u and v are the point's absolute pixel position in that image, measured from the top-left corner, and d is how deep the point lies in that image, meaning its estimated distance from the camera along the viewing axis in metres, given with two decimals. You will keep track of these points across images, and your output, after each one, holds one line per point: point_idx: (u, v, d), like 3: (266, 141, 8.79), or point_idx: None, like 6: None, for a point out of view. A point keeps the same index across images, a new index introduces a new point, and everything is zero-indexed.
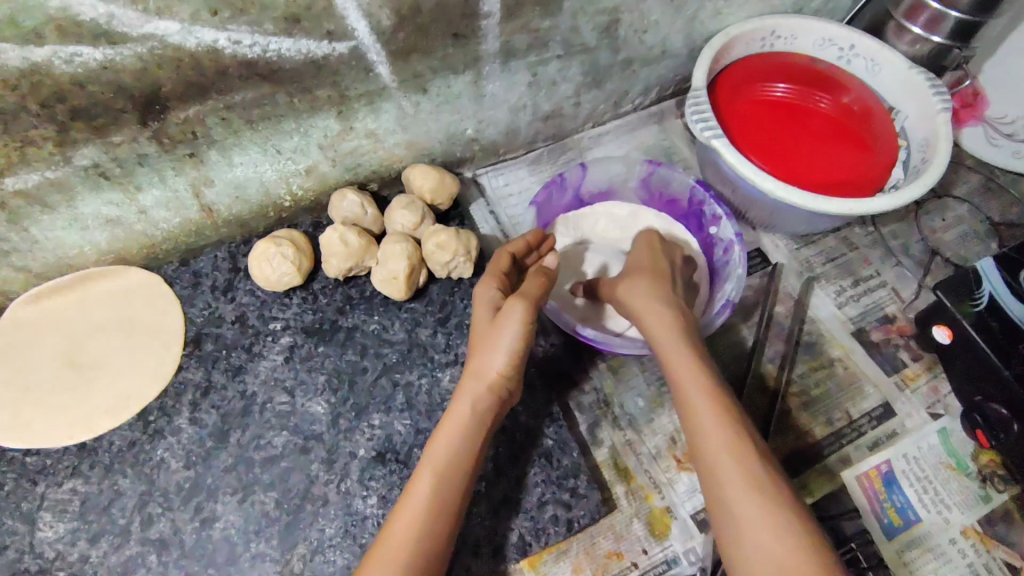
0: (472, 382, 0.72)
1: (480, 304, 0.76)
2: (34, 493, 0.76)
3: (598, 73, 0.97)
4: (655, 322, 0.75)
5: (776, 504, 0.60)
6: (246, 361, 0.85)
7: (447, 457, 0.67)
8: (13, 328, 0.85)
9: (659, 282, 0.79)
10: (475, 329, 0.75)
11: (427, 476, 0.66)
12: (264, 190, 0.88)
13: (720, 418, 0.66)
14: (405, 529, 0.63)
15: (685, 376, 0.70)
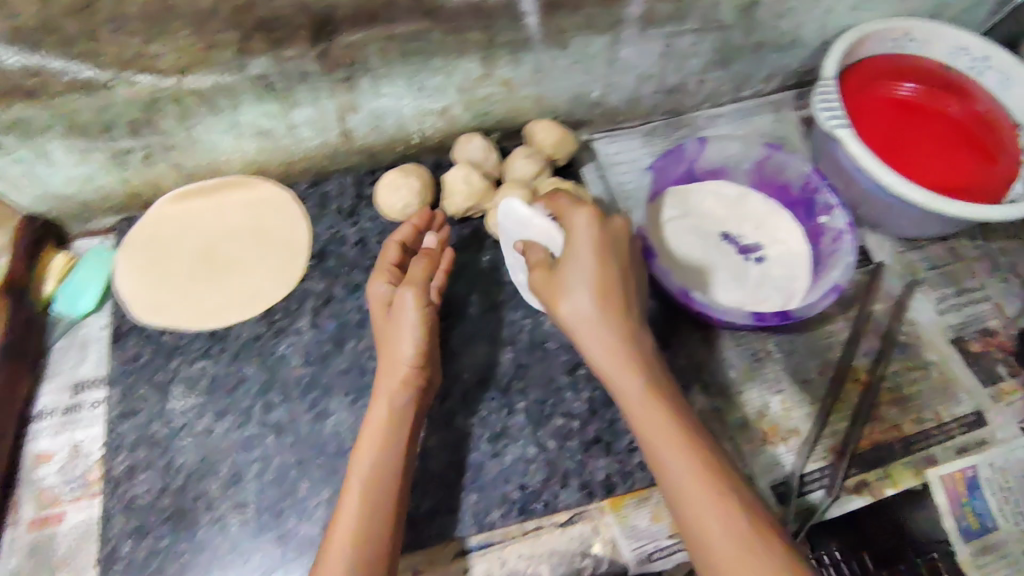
0: (385, 386, 0.72)
1: (374, 310, 0.80)
2: (169, 367, 0.83)
3: (728, 53, 0.99)
4: (609, 335, 0.65)
5: (732, 526, 0.58)
6: (364, 280, 0.91)
7: (370, 467, 0.67)
8: (160, 220, 0.92)
9: (595, 277, 0.66)
10: (378, 329, 0.77)
11: (353, 500, 0.65)
12: (399, 123, 0.93)
13: (664, 439, 0.62)
14: (337, 553, 0.62)
15: (632, 399, 0.65)
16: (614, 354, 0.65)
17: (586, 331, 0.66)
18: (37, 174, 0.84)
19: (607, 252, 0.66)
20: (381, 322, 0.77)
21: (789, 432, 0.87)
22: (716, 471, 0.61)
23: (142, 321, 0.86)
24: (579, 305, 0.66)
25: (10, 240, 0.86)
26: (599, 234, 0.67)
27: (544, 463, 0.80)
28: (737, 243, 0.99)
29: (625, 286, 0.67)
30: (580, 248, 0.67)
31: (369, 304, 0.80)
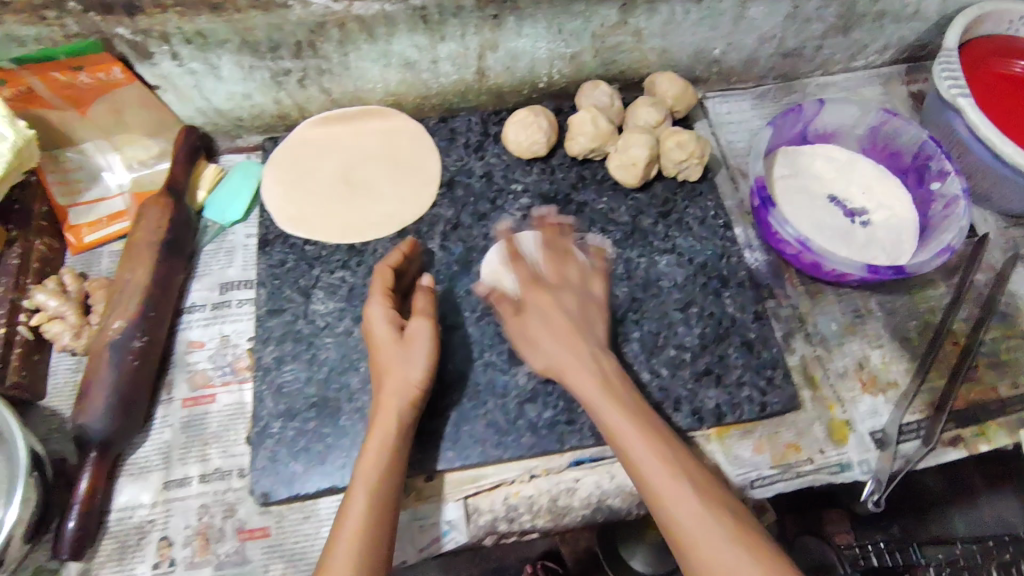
0: (389, 396, 0.74)
1: (370, 322, 0.79)
2: (311, 275, 0.90)
3: (851, 19, 1.02)
4: (552, 339, 0.78)
5: (712, 515, 0.65)
6: (489, 211, 0.96)
7: (366, 471, 0.70)
8: (303, 142, 0.99)
9: (573, 322, 0.80)
10: (377, 351, 0.78)
11: (362, 488, 0.69)
12: (531, 66, 0.99)
13: (641, 440, 0.70)
14: (349, 534, 0.65)
15: (598, 405, 0.74)
16: (576, 346, 0.78)
17: (569, 343, 0.78)
18: (204, 87, 0.91)
19: (582, 293, 0.83)
20: (381, 330, 0.78)
21: (888, 383, 0.91)
22: (691, 473, 0.68)
23: (286, 230, 0.93)
24: (549, 345, 0.78)
25: (173, 147, 0.94)
26: (551, 272, 0.84)
27: (657, 388, 0.85)
28: (845, 206, 1.01)
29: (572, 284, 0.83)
30: (561, 295, 0.82)
31: (369, 323, 0.79)
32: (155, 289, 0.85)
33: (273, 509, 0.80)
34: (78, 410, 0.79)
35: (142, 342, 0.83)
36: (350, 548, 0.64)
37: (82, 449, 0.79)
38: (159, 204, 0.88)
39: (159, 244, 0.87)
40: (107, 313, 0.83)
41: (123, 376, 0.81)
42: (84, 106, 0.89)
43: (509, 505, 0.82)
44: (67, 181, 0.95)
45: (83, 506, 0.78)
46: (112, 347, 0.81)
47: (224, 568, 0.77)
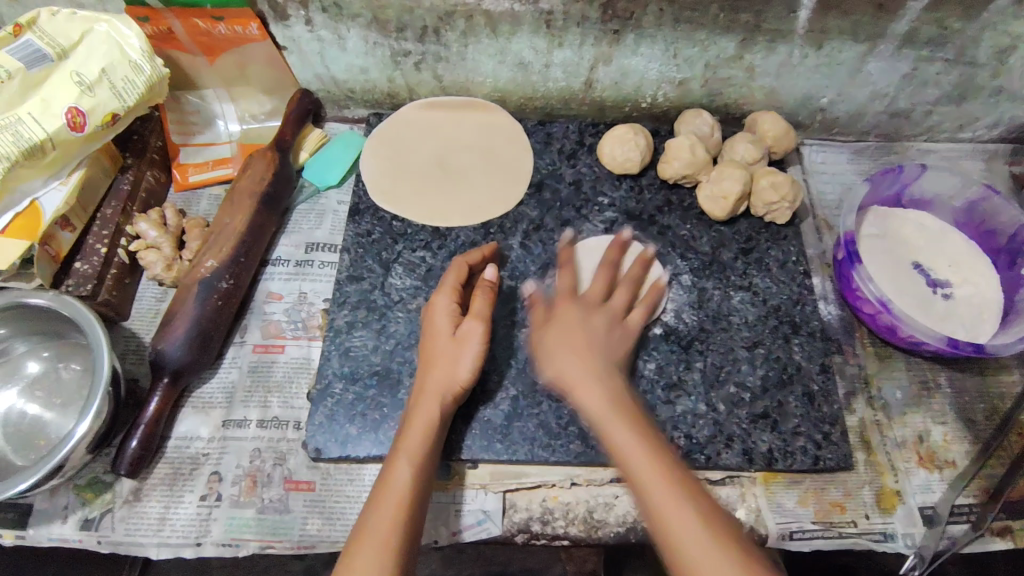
0: (434, 382, 0.75)
1: (433, 311, 0.80)
2: (394, 250, 0.94)
3: (968, 90, 1.01)
4: (572, 357, 0.75)
5: (707, 529, 0.60)
6: (574, 218, 0.98)
7: (407, 447, 0.70)
8: (406, 123, 1.03)
9: (580, 343, 0.76)
10: (432, 340, 0.78)
11: (404, 462, 0.69)
12: (638, 85, 1.01)
13: (638, 457, 0.65)
14: (390, 505, 0.65)
15: (620, 443, 0.67)
16: (590, 371, 0.73)
17: (580, 358, 0.75)
18: (327, 54, 0.96)
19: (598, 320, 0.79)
20: (442, 320, 0.78)
21: (945, 462, 0.89)
22: (689, 489, 0.63)
23: (379, 204, 0.97)
24: (567, 357, 0.75)
25: (284, 107, 0.98)
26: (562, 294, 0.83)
27: (711, 421, 0.85)
28: (929, 275, 0.99)
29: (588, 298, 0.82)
30: (579, 313, 0.79)
31: (431, 315, 0.79)
32: (249, 236, 0.89)
33: (321, 465, 0.83)
34: (160, 336, 0.83)
35: (231, 284, 0.87)
36: (390, 519, 0.64)
37: (156, 373, 0.82)
38: (265, 157, 0.93)
39: (259, 194, 0.91)
40: (203, 254, 0.87)
41: (206, 311, 0.84)
42: (214, 55, 0.95)
43: (545, 508, 0.83)
44: (183, 123, 1.01)
45: (149, 428, 0.81)
46: (202, 285, 0.85)
47: (265, 512, 0.80)
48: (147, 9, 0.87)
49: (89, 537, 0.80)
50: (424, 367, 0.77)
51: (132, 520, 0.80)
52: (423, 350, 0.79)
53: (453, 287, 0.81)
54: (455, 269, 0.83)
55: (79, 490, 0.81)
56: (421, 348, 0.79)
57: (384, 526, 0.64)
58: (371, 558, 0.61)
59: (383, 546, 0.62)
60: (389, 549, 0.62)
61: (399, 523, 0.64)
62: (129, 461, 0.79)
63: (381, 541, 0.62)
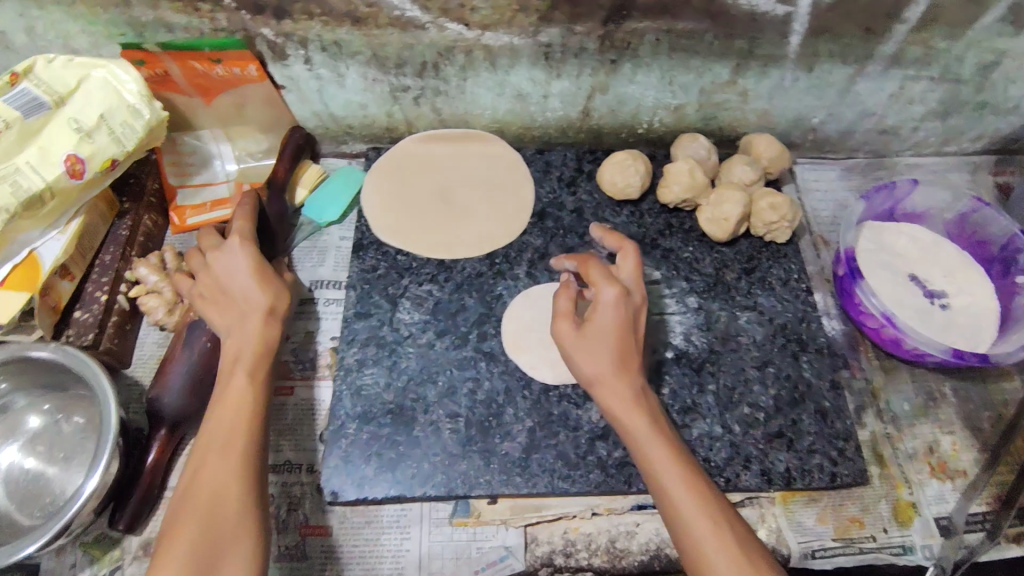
0: (240, 330, 0.72)
1: (215, 259, 0.75)
2: (400, 284, 0.94)
3: (952, 106, 1.04)
4: (613, 358, 0.70)
5: (741, 549, 0.61)
6: (577, 245, 0.99)
7: (224, 408, 0.68)
8: (405, 156, 1.03)
9: (623, 349, 0.70)
10: (240, 276, 0.74)
11: (224, 422, 0.67)
12: (635, 112, 1.02)
13: (673, 475, 0.65)
14: (228, 418, 0.67)
15: (653, 458, 0.66)
16: (626, 378, 0.70)
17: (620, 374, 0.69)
18: (325, 92, 0.96)
19: (632, 325, 0.71)
20: (236, 267, 0.74)
21: (956, 471, 0.90)
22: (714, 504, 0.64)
23: (383, 238, 0.97)
24: (606, 363, 0.69)
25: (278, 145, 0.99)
26: (626, 314, 0.71)
27: (728, 443, 0.85)
28: (925, 287, 1.01)
29: (637, 318, 0.72)
30: (625, 318, 0.71)
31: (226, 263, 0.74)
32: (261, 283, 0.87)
33: (336, 509, 0.81)
34: (155, 384, 0.82)
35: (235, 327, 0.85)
36: (226, 431, 0.66)
37: (153, 423, 0.81)
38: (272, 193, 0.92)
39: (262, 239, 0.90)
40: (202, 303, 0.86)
41: (198, 358, 0.82)
42: (210, 95, 0.94)
43: (567, 540, 0.82)
44: (179, 164, 0.99)
45: (146, 481, 0.80)
46: (196, 329, 0.83)
47: (283, 561, 0.78)
48: (143, 53, 0.86)
49: None
50: (223, 319, 0.73)
51: None
52: (212, 303, 0.74)
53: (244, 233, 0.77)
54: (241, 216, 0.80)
55: (86, 547, 0.79)
56: (212, 301, 0.74)
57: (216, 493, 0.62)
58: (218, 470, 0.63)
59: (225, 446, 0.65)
60: (231, 508, 0.62)
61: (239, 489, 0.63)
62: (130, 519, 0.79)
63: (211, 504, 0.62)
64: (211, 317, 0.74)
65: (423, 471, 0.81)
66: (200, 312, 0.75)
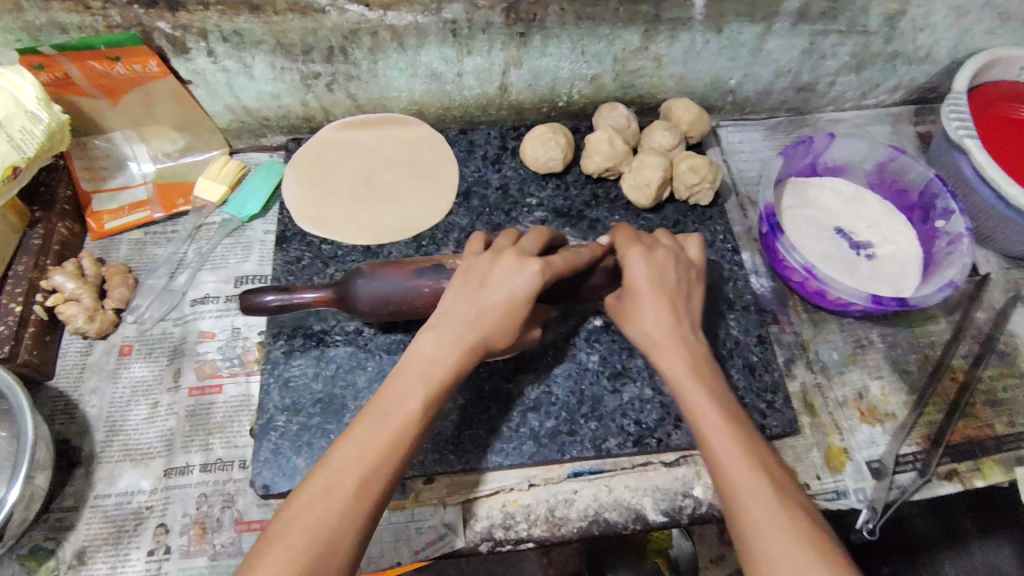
0: (453, 323, 0.65)
1: (507, 269, 0.66)
2: (325, 273, 0.93)
3: (862, 59, 1.06)
4: (654, 311, 0.70)
5: (780, 500, 0.58)
6: (504, 222, 0.99)
7: (389, 405, 0.61)
8: (325, 145, 1.02)
9: (664, 300, 0.71)
10: (490, 299, 0.65)
11: (367, 435, 0.59)
12: (553, 85, 1.02)
13: (717, 428, 0.63)
14: (386, 433, 0.59)
15: (699, 408, 0.65)
16: (670, 327, 0.70)
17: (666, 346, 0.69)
18: (235, 85, 0.95)
19: (671, 267, 0.73)
20: (519, 280, 0.66)
21: (886, 415, 0.92)
22: (794, 505, 0.58)
23: (306, 229, 0.96)
24: (650, 319, 0.70)
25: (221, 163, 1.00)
26: (655, 273, 0.72)
27: (659, 404, 0.86)
28: (850, 238, 1.03)
29: (669, 276, 0.72)
30: (649, 276, 0.72)
31: (499, 291, 0.66)
32: None
33: (271, 502, 0.81)
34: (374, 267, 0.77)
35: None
36: (380, 450, 0.58)
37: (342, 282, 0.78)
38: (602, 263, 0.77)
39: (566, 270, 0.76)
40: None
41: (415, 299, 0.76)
42: (118, 96, 0.92)
43: (506, 513, 0.82)
44: (93, 169, 0.98)
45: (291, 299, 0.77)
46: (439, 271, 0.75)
47: (218, 559, 0.77)
48: (41, 57, 0.83)
49: None
50: (457, 306, 0.66)
51: None
52: (475, 287, 0.67)
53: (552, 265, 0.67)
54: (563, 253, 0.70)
55: (23, 559, 0.77)
56: (473, 285, 0.67)
57: (324, 520, 0.55)
58: (333, 497, 0.56)
59: (372, 478, 0.57)
60: (342, 538, 0.55)
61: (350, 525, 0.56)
62: (254, 301, 0.76)
63: (324, 528, 0.55)
64: (454, 298, 0.67)
65: None
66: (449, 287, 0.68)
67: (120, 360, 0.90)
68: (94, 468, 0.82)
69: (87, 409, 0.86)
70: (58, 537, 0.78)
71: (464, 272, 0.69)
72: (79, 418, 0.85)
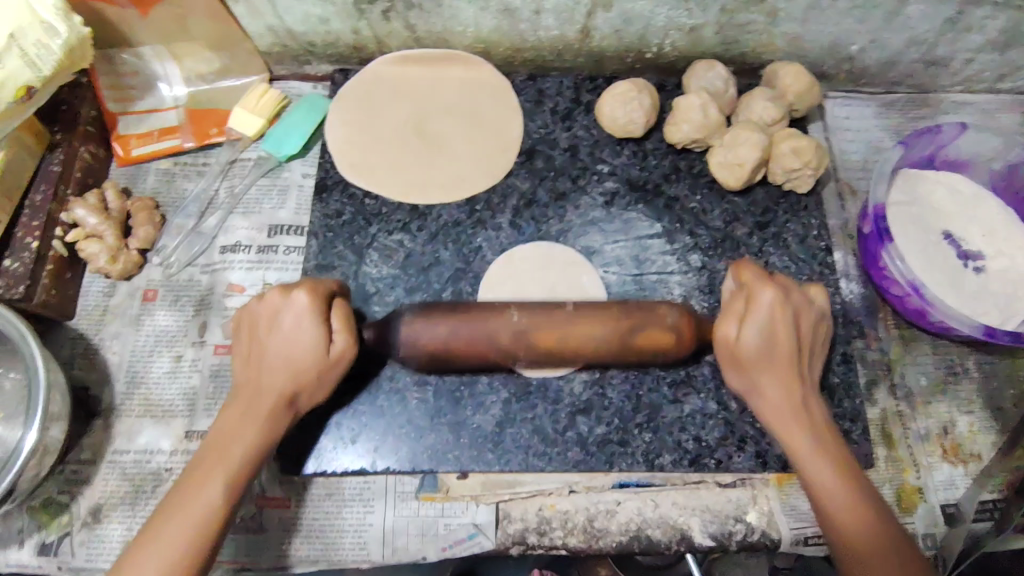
0: (253, 351, 0.67)
1: (275, 308, 0.66)
2: (367, 233, 0.84)
3: (1014, 36, 0.88)
4: (768, 350, 0.66)
5: (854, 497, 0.62)
6: (569, 191, 0.87)
7: (218, 444, 0.64)
8: (376, 81, 0.90)
9: (779, 337, 0.67)
10: (269, 339, 0.66)
11: (201, 476, 0.62)
12: (643, 33, 0.87)
13: (796, 427, 0.66)
14: (218, 468, 0.62)
15: (776, 402, 0.67)
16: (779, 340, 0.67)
17: (782, 423, 0.67)
18: (279, 4, 0.82)
19: (792, 337, 0.67)
20: (287, 319, 0.66)
21: (970, 455, 0.83)
22: (868, 502, 0.62)
23: (348, 177, 0.86)
24: (767, 368, 0.67)
25: (257, 95, 0.89)
26: (779, 318, 0.66)
27: (722, 421, 0.77)
28: (960, 247, 0.88)
29: (792, 341, 0.67)
30: (775, 333, 0.66)
31: (273, 328, 0.66)
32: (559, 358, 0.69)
33: (296, 480, 0.76)
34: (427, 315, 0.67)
35: (552, 344, 0.66)
36: (207, 483, 0.61)
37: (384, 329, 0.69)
38: (673, 332, 0.66)
39: (629, 341, 0.66)
40: (559, 331, 0.66)
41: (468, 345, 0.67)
42: (146, 7, 0.80)
43: (542, 517, 0.76)
44: (119, 88, 0.87)
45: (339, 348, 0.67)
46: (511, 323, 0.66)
47: (238, 533, 0.74)
48: None
49: (49, 563, 0.73)
50: (243, 345, 0.68)
51: (93, 544, 0.74)
52: (247, 340, 0.68)
53: (324, 295, 0.67)
54: (648, 324, 0.66)
55: (34, 512, 0.75)
56: (245, 337, 0.68)
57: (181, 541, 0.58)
58: (167, 531, 0.59)
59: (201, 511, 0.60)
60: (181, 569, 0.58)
61: (189, 558, 0.58)
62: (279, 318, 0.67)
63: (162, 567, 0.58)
64: (241, 339, 0.68)
65: (387, 444, 0.75)
66: (266, 360, 0.66)
67: (144, 305, 0.83)
68: (113, 422, 0.78)
69: (108, 356, 0.81)
70: (74, 491, 0.76)
71: (239, 323, 0.69)
72: (99, 365, 0.80)
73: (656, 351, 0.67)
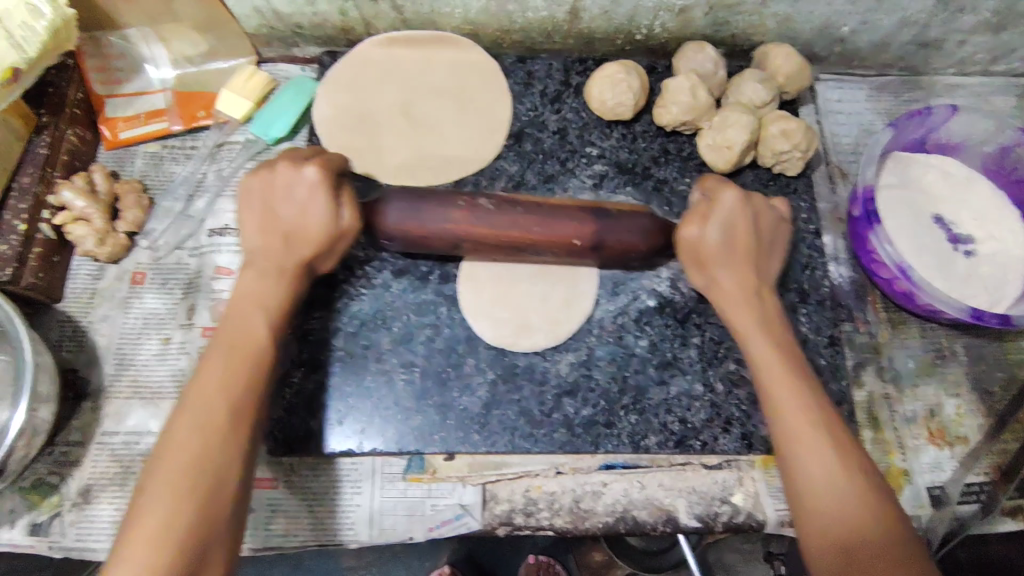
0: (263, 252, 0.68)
1: (287, 180, 0.67)
2: None
3: (1007, 17, 0.88)
4: (733, 253, 0.70)
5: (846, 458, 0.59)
6: (558, 173, 0.87)
7: (207, 383, 0.59)
8: (362, 63, 0.90)
9: (744, 253, 0.70)
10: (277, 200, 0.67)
11: (195, 406, 0.57)
12: (632, 15, 0.87)
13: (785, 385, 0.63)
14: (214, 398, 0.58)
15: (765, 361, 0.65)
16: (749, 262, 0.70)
17: (739, 312, 0.69)
18: None
19: (749, 226, 0.70)
20: (299, 189, 0.66)
21: (957, 438, 0.83)
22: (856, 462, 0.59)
23: None
24: (728, 274, 0.70)
25: (245, 79, 0.88)
26: (745, 214, 0.70)
27: (708, 403, 0.78)
28: (950, 230, 0.88)
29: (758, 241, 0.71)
30: (738, 219, 0.70)
31: (284, 185, 0.67)
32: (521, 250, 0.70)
33: (284, 461, 0.76)
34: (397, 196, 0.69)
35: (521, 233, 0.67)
36: (211, 408, 0.57)
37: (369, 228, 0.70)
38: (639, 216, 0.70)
39: (600, 218, 0.68)
40: (521, 214, 0.67)
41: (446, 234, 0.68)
42: None
43: (529, 498, 0.77)
44: (106, 71, 0.87)
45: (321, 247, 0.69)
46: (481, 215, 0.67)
47: None
48: None
49: (40, 543, 0.74)
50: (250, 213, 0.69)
51: (83, 524, 0.74)
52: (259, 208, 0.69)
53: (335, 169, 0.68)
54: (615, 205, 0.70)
55: (25, 493, 0.75)
56: (257, 206, 0.69)
57: (166, 489, 0.52)
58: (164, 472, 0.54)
59: (203, 434, 0.56)
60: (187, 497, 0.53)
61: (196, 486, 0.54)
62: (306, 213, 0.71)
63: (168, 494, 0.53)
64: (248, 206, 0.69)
65: (374, 425, 0.75)
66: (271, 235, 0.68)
67: (132, 288, 0.84)
68: (102, 404, 0.79)
69: (97, 338, 0.81)
70: (63, 472, 0.76)
71: (248, 193, 0.69)
72: (88, 347, 0.81)
73: (628, 248, 0.69)
